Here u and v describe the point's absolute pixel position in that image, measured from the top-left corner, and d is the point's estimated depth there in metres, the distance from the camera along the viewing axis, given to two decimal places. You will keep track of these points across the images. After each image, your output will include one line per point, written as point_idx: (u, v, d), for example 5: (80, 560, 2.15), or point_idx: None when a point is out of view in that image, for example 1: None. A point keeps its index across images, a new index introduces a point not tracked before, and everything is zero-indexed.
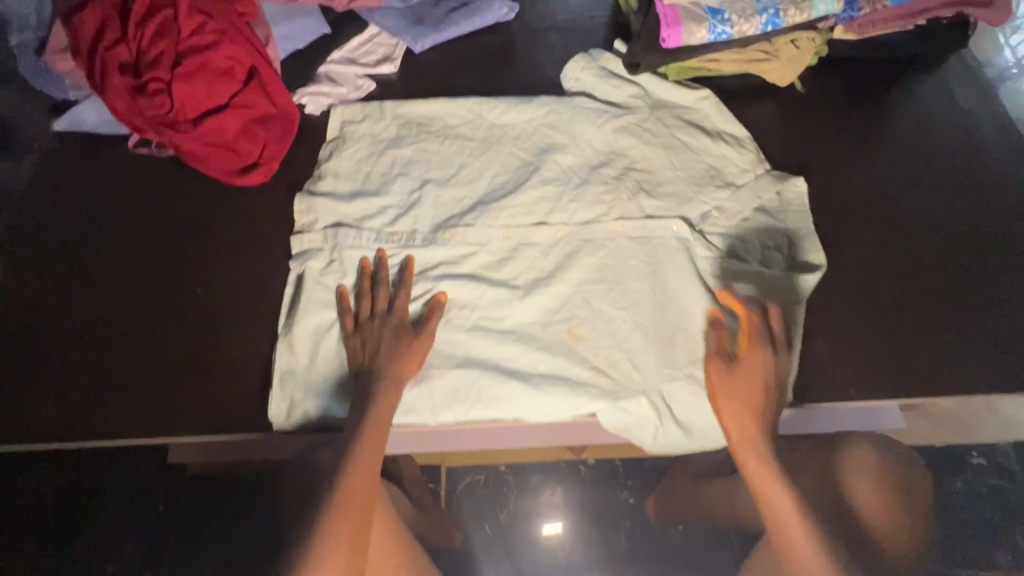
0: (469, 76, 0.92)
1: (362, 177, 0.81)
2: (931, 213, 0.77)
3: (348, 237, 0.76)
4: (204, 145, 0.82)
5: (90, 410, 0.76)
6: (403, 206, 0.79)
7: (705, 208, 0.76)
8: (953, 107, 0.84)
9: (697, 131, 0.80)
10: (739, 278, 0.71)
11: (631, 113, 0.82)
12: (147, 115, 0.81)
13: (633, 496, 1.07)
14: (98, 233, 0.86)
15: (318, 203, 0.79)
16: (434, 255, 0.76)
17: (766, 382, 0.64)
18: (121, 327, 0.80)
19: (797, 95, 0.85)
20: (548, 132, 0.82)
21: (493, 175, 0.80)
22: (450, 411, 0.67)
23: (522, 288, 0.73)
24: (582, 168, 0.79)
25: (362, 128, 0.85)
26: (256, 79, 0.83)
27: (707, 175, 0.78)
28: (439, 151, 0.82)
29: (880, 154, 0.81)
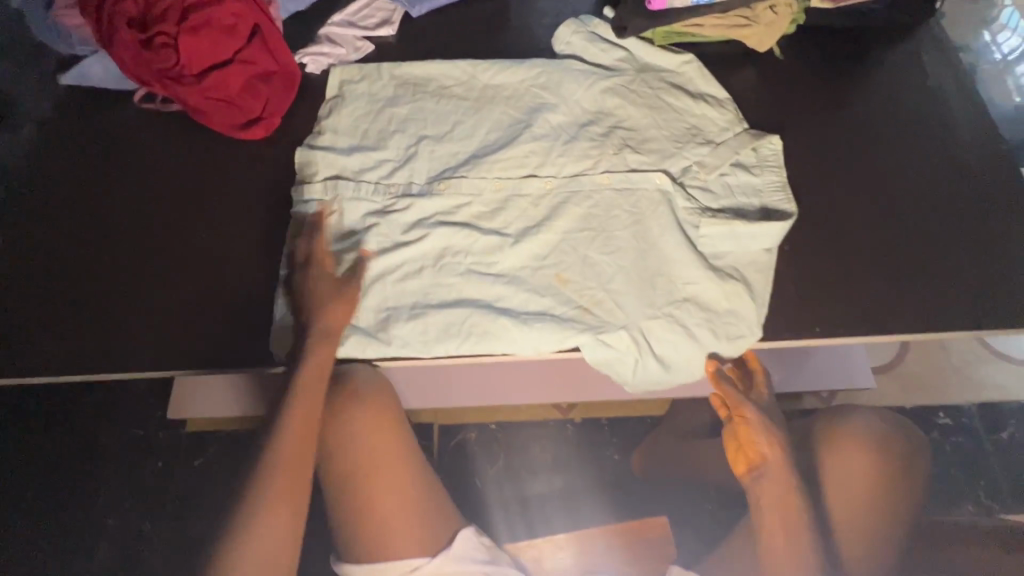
0: (464, 40, 0.95)
1: (361, 133, 0.84)
2: (894, 173, 0.83)
3: (347, 189, 0.79)
4: (209, 99, 0.85)
5: (98, 346, 0.79)
6: (400, 160, 0.82)
7: (686, 162, 0.80)
8: (923, 76, 0.89)
9: (680, 93, 0.85)
10: (719, 227, 0.75)
11: (619, 74, 0.86)
12: (154, 68, 0.84)
13: (619, 453, 1.11)
14: (103, 185, 0.89)
15: (317, 157, 0.82)
16: (429, 205, 0.79)
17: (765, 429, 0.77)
18: (127, 273, 0.83)
19: (775, 62, 0.90)
20: (538, 92, 0.86)
21: (487, 132, 0.84)
22: (443, 345, 0.71)
23: (514, 236, 0.77)
24: (571, 125, 0.84)
25: (360, 88, 0.87)
26: (260, 36, 0.87)
27: (689, 133, 0.83)
28: (435, 109, 0.85)
29: (850, 118, 0.86)
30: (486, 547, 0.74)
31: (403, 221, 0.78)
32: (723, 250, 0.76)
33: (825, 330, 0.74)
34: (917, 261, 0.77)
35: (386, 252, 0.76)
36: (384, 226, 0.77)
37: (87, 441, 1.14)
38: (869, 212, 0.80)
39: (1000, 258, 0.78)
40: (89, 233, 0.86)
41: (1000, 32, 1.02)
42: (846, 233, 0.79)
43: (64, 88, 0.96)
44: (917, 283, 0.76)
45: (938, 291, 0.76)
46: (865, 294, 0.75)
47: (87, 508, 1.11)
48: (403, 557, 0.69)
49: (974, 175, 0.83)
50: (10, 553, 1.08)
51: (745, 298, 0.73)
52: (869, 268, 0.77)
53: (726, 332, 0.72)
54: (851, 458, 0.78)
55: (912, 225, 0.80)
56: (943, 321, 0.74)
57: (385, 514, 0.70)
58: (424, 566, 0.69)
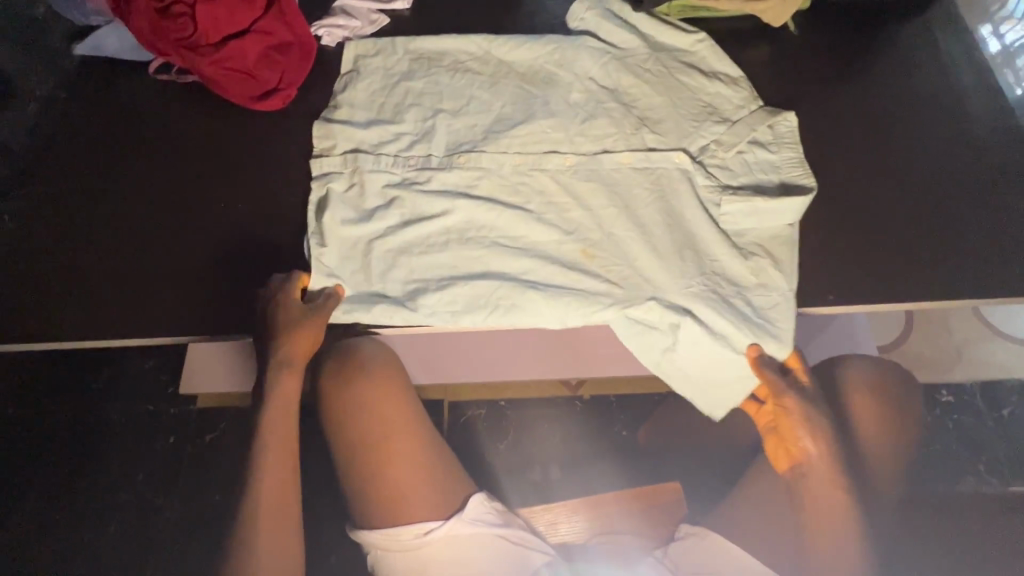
0: (479, 14, 0.96)
1: (377, 108, 0.84)
2: (904, 146, 0.84)
3: (367, 161, 0.79)
4: (225, 70, 0.86)
5: (118, 313, 0.80)
6: (417, 134, 0.82)
7: (704, 141, 0.81)
8: (934, 54, 0.90)
9: (696, 70, 0.85)
10: (735, 202, 0.76)
11: (631, 54, 0.86)
12: (170, 37, 0.84)
13: (626, 429, 1.13)
14: (119, 160, 0.89)
15: (336, 130, 0.82)
16: (448, 178, 0.79)
17: (811, 423, 0.71)
18: (146, 244, 0.84)
19: (789, 39, 0.90)
20: (554, 69, 0.86)
21: (504, 106, 0.84)
22: (470, 316, 0.72)
23: (532, 209, 0.78)
24: (587, 102, 0.84)
25: (376, 62, 0.87)
26: (276, 7, 0.87)
27: (705, 112, 0.83)
28: (451, 84, 0.85)
29: (861, 91, 0.87)
30: (499, 511, 0.74)
31: (422, 195, 0.78)
32: (743, 224, 0.76)
33: (839, 301, 0.75)
34: (930, 235, 0.79)
35: (406, 224, 0.77)
36: (403, 199, 0.78)
37: (100, 419, 1.15)
38: (882, 188, 0.81)
39: (1012, 232, 0.79)
40: (107, 208, 0.86)
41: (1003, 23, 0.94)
42: (862, 209, 0.80)
43: (77, 62, 0.95)
44: (929, 257, 0.77)
45: (951, 265, 0.77)
46: (879, 267, 0.77)
47: (102, 485, 1.11)
48: (415, 520, 0.70)
49: (984, 152, 0.84)
50: (24, 525, 1.08)
51: (772, 268, 0.74)
52: (883, 242, 0.78)
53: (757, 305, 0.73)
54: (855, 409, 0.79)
55: (925, 200, 0.81)
56: (955, 293, 0.75)
57: (401, 480, 0.71)
58: (438, 528, 0.69)
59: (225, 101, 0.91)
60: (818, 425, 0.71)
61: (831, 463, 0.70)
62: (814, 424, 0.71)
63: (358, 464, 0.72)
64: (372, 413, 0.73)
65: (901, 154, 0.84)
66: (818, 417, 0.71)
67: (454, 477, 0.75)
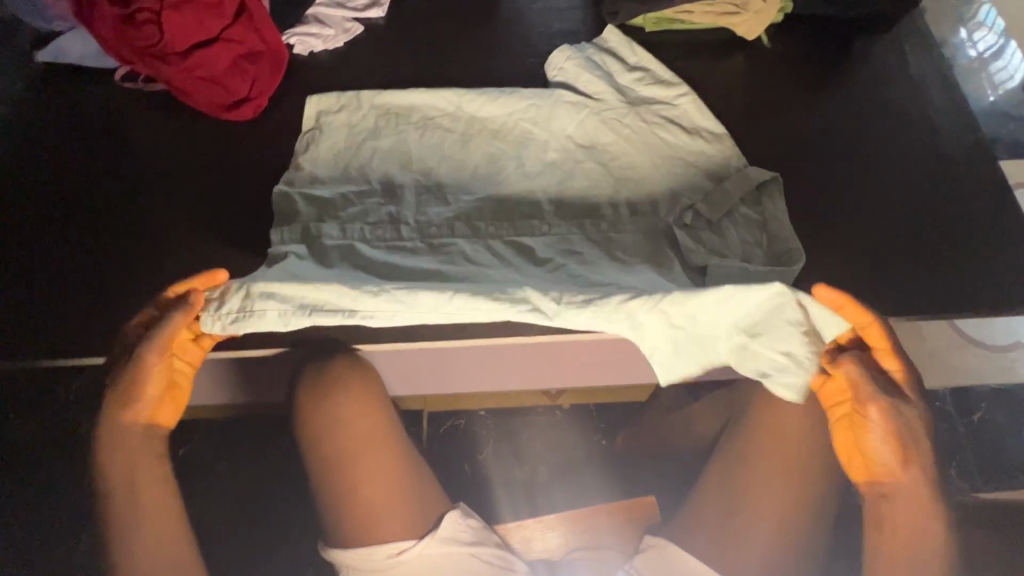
0: (454, 24, 0.95)
1: (342, 169, 0.81)
2: (874, 160, 0.85)
3: (327, 230, 0.75)
4: (194, 79, 0.84)
5: (80, 332, 0.77)
6: (385, 196, 0.79)
7: (683, 206, 0.76)
8: (904, 68, 0.91)
9: (677, 121, 0.82)
10: (722, 266, 0.70)
11: (608, 107, 0.82)
12: (136, 45, 0.82)
13: (606, 439, 1.11)
14: (83, 169, 0.86)
15: (294, 195, 0.78)
16: (412, 255, 0.73)
17: (899, 427, 0.63)
18: (107, 261, 0.80)
19: (763, 52, 0.91)
20: (528, 127, 0.83)
21: (476, 166, 0.81)
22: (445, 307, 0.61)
23: (502, 251, 0.74)
24: (563, 162, 0.80)
25: (339, 119, 0.84)
26: (246, 16, 0.85)
27: (687, 171, 0.79)
28: (418, 143, 0.82)
29: (834, 104, 0.88)
30: (474, 529, 0.70)
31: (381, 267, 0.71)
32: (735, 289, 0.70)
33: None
34: (899, 249, 0.80)
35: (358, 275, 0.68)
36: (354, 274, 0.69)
37: None
38: (851, 202, 0.82)
39: (976, 246, 0.80)
40: (68, 219, 0.83)
41: (976, 31, 1.05)
42: (832, 223, 0.81)
43: (43, 68, 0.93)
44: (897, 270, 0.78)
45: (918, 279, 0.78)
46: (848, 280, 0.78)
47: None
48: (384, 541, 0.67)
49: (951, 166, 0.85)
50: None
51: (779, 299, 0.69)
52: (853, 255, 0.79)
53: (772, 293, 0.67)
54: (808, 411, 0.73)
55: (892, 214, 0.82)
56: (924, 308, 0.76)
57: (373, 497, 0.68)
58: (411, 548, 0.66)
59: (192, 110, 0.89)
60: (907, 431, 0.63)
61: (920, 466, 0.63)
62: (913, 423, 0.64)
63: (326, 480, 0.69)
64: (345, 423, 0.70)
65: (869, 168, 0.85)
66: (909, 421, 0.63)
67: (426, 488, 0.72)
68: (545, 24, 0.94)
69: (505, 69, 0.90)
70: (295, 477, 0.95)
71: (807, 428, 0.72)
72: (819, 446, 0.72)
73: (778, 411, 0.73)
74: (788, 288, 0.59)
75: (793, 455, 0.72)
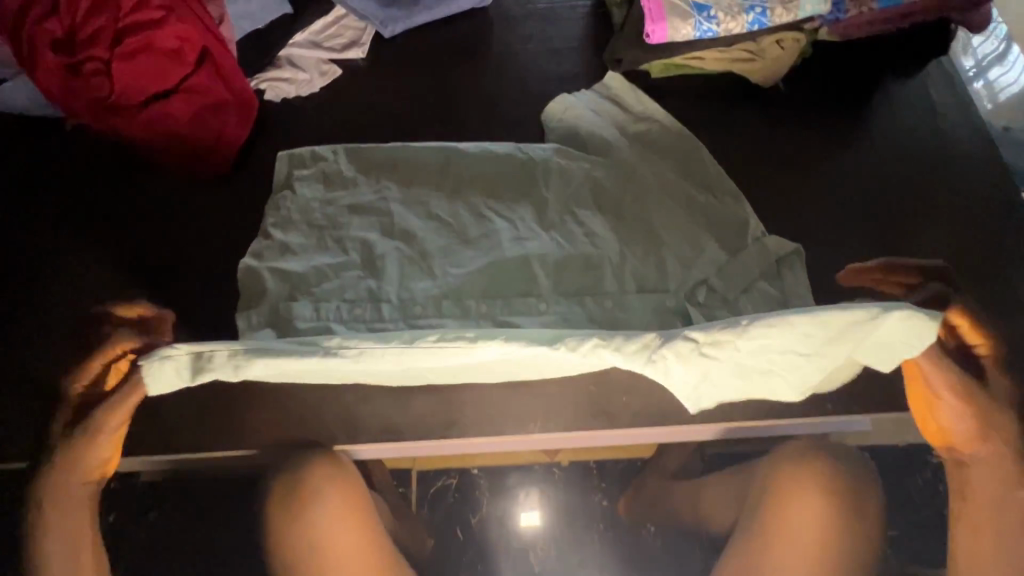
0: (442, 67, 0.87)
1: (315, 236, 0.72)
2: (901, 223, 0.77)
3: (300, 312, 0.67)
4: (152, 134, 0.75)
5: (13, 427, 0.67)
6: (364, 269, 0.70)
7: (697, 281, 0.68)
8: (933, 117, 0.83)
9: (686, 175, 0.74)
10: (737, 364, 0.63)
11: (613, 163, 0.75)
12: (84, 97, 0.73)
13: None
14: (28, 232, 0.77)
15: (263, 272, 0.70)
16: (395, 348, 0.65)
17: (982, 406, 0.65)
18: (48, 341, 0.71)
19: (780, 98, 0.83)
20: (524, 186, 0.74)
21: (465, 230, 0.72)
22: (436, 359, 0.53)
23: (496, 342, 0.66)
24: (563, 224, 0.72)
25: (313, 178, 0.76)
26: (209, 62, 0.76)
27: (704, 237, 0.71)
28: (402, 203, 0.74)
29: (857, 158, 0.81)
30: None
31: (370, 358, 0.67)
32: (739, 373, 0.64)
33: (857, 408, 0.64)
34: None
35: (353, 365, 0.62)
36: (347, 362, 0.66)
37: None
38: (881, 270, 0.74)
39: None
40: (2, 281, 0.75)
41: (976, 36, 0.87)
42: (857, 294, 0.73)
43: None
44: None
45: None
46: None
47: None
48: None
49: (991, 230, 0.77)
50: None
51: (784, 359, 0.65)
52: None
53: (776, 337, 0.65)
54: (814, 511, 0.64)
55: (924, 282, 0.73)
56: None
57: None
58: None
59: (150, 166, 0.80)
60: (987, 409, 0.65)
61: (1006, 443, 0.65)
62: (988, 407, 0.65)
63: None
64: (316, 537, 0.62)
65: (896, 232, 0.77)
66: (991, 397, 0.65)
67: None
68: (541, 68, 0.86)
69: (497, 121, 0.83)
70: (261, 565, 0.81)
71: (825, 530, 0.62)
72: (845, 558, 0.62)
73: (796, 512, 0.63)
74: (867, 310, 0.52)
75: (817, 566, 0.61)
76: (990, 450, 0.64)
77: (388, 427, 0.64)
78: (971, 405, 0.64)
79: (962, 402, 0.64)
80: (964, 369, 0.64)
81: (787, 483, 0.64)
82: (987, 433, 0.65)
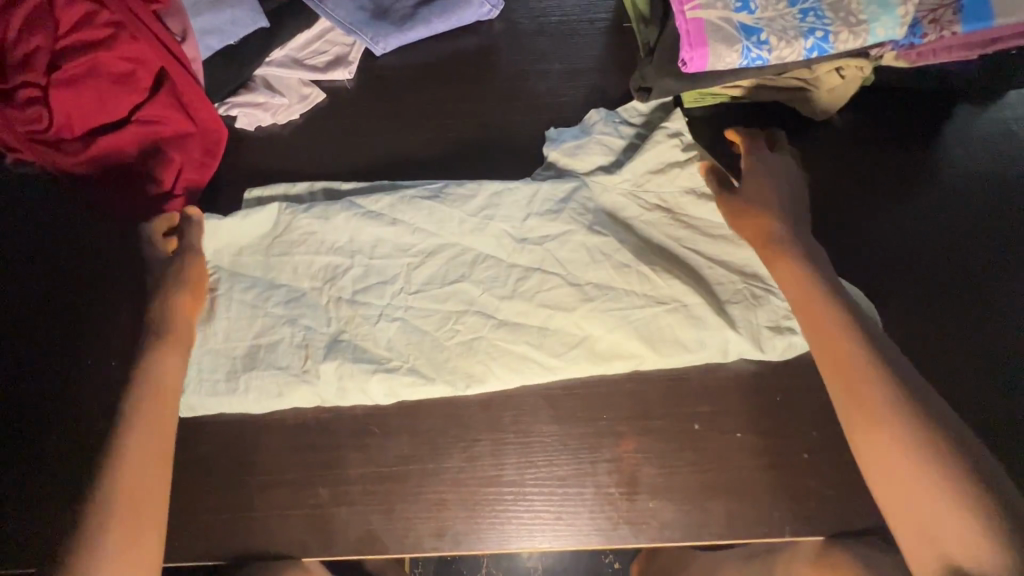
0: (440, 89, 0.76)
1: (305, 277, 0.60)
2: (977, 282, 0.66)
3: (268, 376, 0.57)
4: (100, 170, 0.65)
5: None
6: (330, 340, 0.58)
7: (741, 331, 0.57)
8: (1009, 154, 0.71)
9: (715, 211, 0.62)
10: (739, 299, 0.59)
11: (621, 201, 0.63)
12: (17, 129, 0.62)
13: (618, 561, 0.87)
14: None
15: (224, 322, 0.58)
16: (385, 431, 0.57)
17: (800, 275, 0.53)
18: None
19: (832, 132, 0.71)
20: (536, 226, 0.61)
21: (474, 268, 0.60)
22: (421, 253, 0.61)
23: (498, 426, 0.57)
24: (582, 267, 0.60)
25: (305, 222, 0.61)
26: (169, 86, 0.65)
27: (738, 277, 0.60)
28: (400, 241, 0.61)
29: (925, 200, 0.68)
30: None
31: (323, 396, 0.56)
32: (781, 475, 0.56)
33: None
34: (1002, 411, 0.61)
35: (321, 311, 0.59)
36: (301, 387, 0.56)
37: None
38: (948, 338, 0.63)
39: None
40: None
41: None
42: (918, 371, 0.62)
43: None
44: (999, 440, 0.60)
45: None
46: None
47: None
48: None
49: None
50: None
51: None
52: None
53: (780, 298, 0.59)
54: None
55: (994, 357, 0.63)
56: None
57: None
58: None
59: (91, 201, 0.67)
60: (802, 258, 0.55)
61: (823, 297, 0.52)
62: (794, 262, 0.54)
63: None
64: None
65: (966, 294, 0.65)
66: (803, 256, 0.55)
67: None
68: (555, 92, 0.75)
69: (504, 154, 0.72)
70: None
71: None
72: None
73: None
74: (671, 130, 0.65)
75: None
76: (820, 325, 0.51)
77: (370, 534, 0.54)
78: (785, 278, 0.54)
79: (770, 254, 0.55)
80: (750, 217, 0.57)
81: None
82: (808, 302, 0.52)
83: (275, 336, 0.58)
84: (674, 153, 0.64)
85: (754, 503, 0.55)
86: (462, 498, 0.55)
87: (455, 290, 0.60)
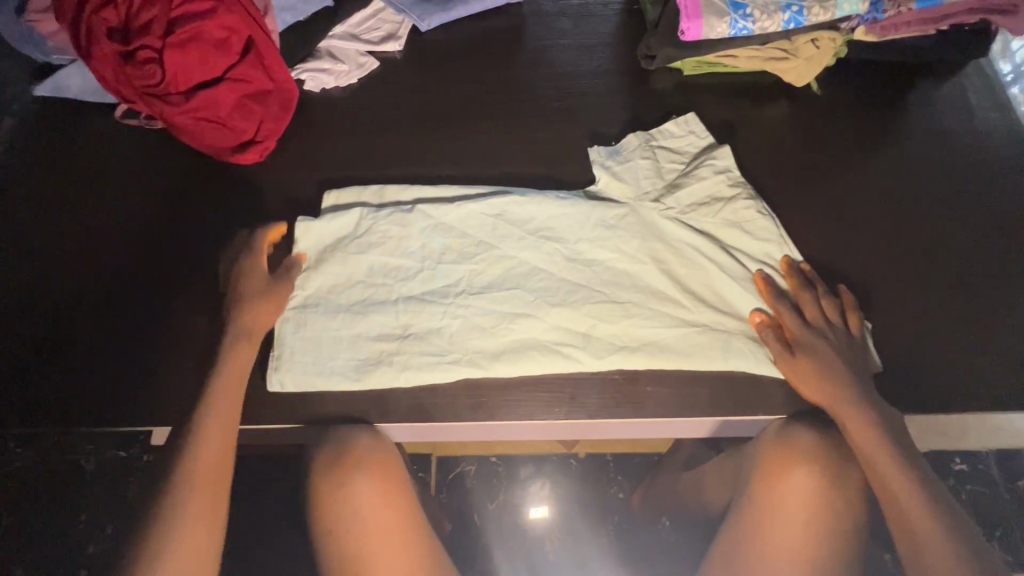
0: (476, 60, 0.89)
1: (382, 275, 0.71)
2: (935, 222, 0.77)
3: (345, 352, 0.68)
4: (196, 120, 0.78)
5: (82, 382, 0.72)
6: (402, 334, 0.68)
7: (728, 262, 0.71)
8: (967, 118, 0.82)
9: (741, 239, 0.72)
10: (740, 279, 0.70)
11: (647, 198, 0.75)
12: (135, 84, 0.76)
13: (622, 492, 0.97)
14: (98, 205, 0.82)
15: (310, 320, 0.69)
16: (432, 329, 0.68)
17: (840, 397, 0.63)
18: (118, 308, 0.76)
19: (811, 98, 0.83)
20: (587, 248, 0.72)
21: (523, 260, 0.72)
22: (480, 255, 0.72)
23: (528, 328, 0.68)
24: (617, 267, 0.72)
25: (383, 227, 0.73)
26: (254, 52, 0.79)
27: (730, 236, 0.72)
28: (460, 245, 0.73)
29: (890, 155, 0.80)
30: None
31: (387, 380, 0.66)
32: (757, 370, 0.67)
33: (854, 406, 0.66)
34: (958, 326, 0.71)
35: (391, 307, 0.69)
36: (375, 362, 0.67)
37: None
38: (910, 268, 0.74)
39: None
40: (79, 247, 0.80)
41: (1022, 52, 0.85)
42: (885, 291, 0.73)
43: (39, 102, 0.88)
44: (955, 352, 0.70)
45: (980, 363, 0.70)
46: (903, 361, 0.69)
47: None
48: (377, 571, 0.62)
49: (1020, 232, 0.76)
50: None
51: (778, 247, 0.72)
52: (910, 332, 0.71)
53: (761, 243, 0.72)
54: (798, 487, 0.63)
55: (948, 283, 0.73)
56: (990, 399, 0.68)
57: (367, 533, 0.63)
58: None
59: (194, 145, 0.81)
60: (845, 380, 0.64)
61: (869, 421, 0.62)
62: (838, 380, 0.63)
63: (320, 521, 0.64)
64: (317, 498, 0.64)
65: (926, 233, 0.76)
66: (845, 378, 0.64)
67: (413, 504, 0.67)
68: (574, 63, 0.87)
69: (530, 114, 0.84)
70: (271, 538, 0.77)
71: (819, 507, 0.62)
72: (834, 533, 0.62)
73: (787, 489, 0.63)
74: (701, 158, 0.77)
75: (811, 539, 0.62)
76: (875, 441, 0.61)
77: (420, 407, 0.67)
78: (833, 407, 0.63)
79: (828, 385, 0.64)
80: (812, 347, 0.65)
81: (775, 464, 0.64)
82: (865, 435, 0.61)
83: (358, 331, 0.68)
84: (707, 185, 0.75)
85: (734, 390, 0.67)
86: (495, 383, 0.68)
87: (508, 293, 0.70)
